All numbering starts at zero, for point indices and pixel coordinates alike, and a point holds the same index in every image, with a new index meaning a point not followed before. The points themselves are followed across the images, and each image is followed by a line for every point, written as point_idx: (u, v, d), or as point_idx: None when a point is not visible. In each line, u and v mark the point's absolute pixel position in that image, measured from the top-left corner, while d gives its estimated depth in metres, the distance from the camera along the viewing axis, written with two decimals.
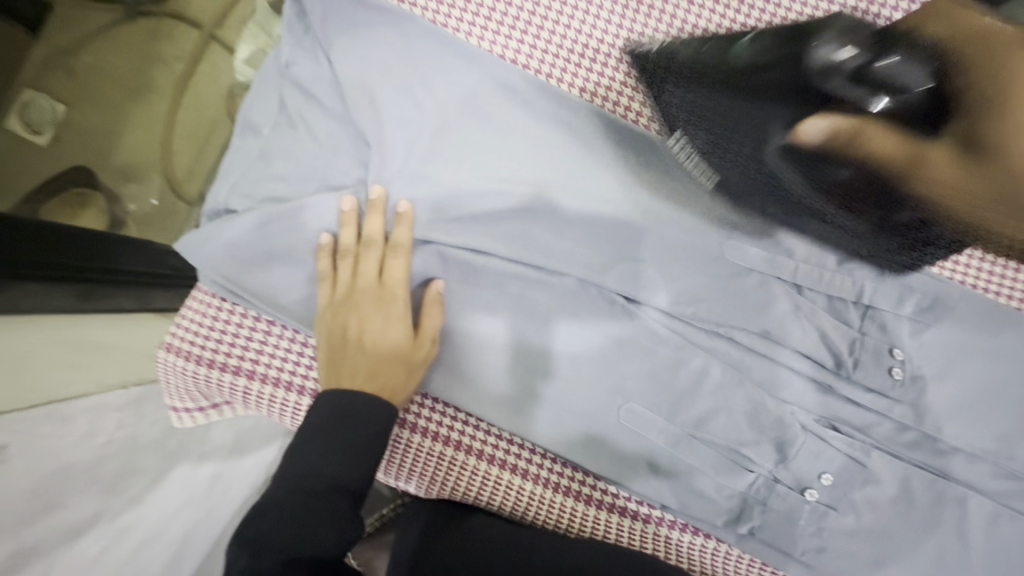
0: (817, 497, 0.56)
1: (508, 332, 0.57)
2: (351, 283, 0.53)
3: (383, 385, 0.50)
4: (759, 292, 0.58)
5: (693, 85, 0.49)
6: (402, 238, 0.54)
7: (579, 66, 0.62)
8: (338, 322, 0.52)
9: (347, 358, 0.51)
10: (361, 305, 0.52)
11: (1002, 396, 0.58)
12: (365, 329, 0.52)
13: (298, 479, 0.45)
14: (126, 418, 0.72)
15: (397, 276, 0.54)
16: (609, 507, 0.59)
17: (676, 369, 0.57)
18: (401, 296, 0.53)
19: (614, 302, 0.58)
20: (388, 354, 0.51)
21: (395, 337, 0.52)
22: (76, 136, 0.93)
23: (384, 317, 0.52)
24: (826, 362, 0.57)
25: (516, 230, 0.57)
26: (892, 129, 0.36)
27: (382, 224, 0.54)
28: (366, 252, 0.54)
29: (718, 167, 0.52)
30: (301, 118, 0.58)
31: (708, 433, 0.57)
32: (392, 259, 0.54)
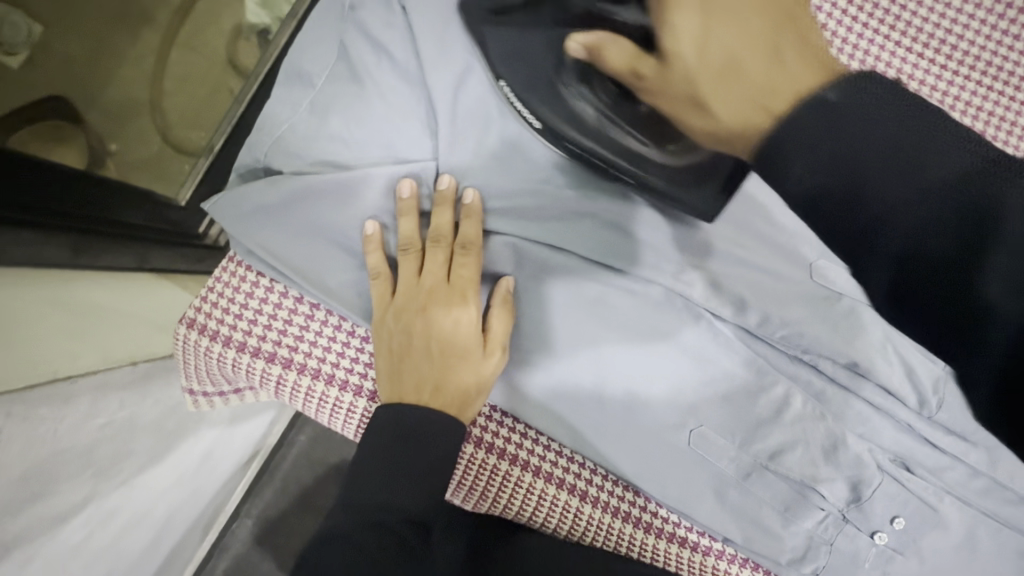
0: (886, 540, 0.53)
1: (584, 340, 0.51)
2: (414, 281, 0.47)
3: (453, 400, 0.44)
4: (849, 320, 0.53)
5: (510, 27, 0.45)
6: (473, 234, 0.48)
7: None
8: (398, 325, 0.46)
9: (410, 368, 0.45)
10: (426, 306, 0.46)
11: None
12: (431, 335, 0.46)
13: (364, 512, 0.40)
14: (130, 398, 0.64)
15: (467, 277, 0.47)
16: (669, 536, 0.54)
17: (756, 396, 0.53)
18: (471, 300, 0.47)
19: (700, 318, 0.53)
20: (457, 365, 0.45)
21: (464, 346, 0.46)
22: (57, 64, 0.82)
23: (452, 322, 0.46)
24: (909, 400, 0.54)
25: (597, 230, 0.51)
26: (630, 42, 0.35)
27: (451, 218, 0.48)
28: (433, 248, 0.47)
29: (533, 104, 0.46)
30: (366, 71, 0.49)
31: (782, 465, 0.53)
32: (461, 256, 0.47)
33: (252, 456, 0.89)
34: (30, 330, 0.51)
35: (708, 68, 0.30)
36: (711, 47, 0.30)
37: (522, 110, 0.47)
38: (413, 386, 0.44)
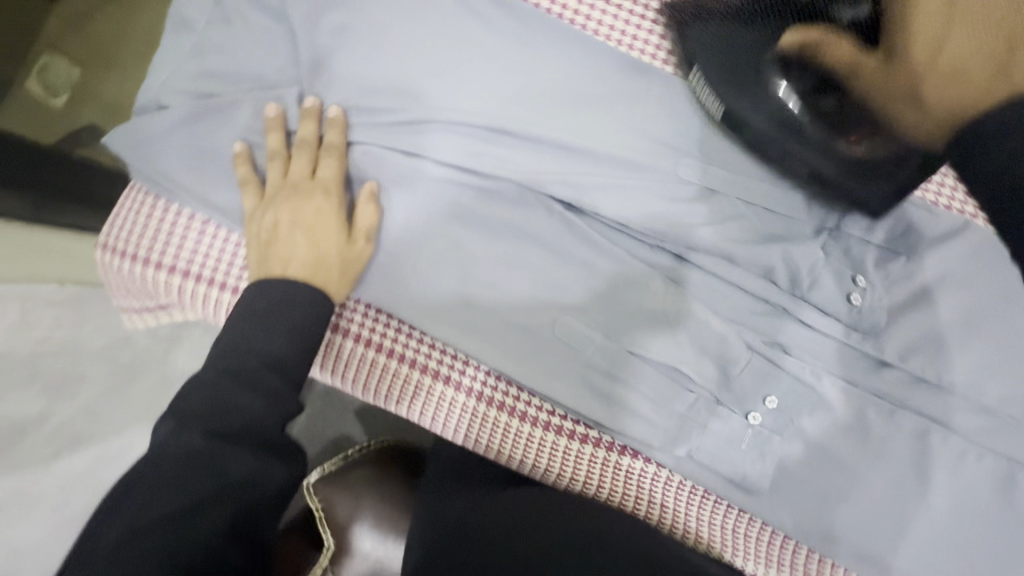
0: (761, 421, 0.53)
1: (444, 237, 0.55)
2: (280, 183, 0.53)
3: (315, 278, 0.51)
4: (713, 207, 0.54)
5: (719, 22, 0.53)
6: (337, 139, 0.53)
7: None
8: (269, 215, 0.52)
9: (276, 251, 0.51)
10: (292, 199, 0.52)
11: (979, 326, 0.54)
12: (298, 222, 0.51)
13: (243, 355, 0.47)
14: (64, 315, 0.77)
15: (330, 175, 0.53)
16: (545, 425, 0.58)
17: (618, 284, 0.55)
18: (334, 194, 0.53)
19: (552, 210, 0.56)
20: (321, 249, 0.51)
21: (328, 232, 0.52)
22: (89, 98, 0.92)
23: (317, 212, 0.52)
24: (779, 281, 0.54)
25: (450, 137, 0.54)
26: (854, 39, 0.45)
27: (315, 129, 0.53)
28: (297, 152, 0.53)
29: (723, 92, 0.52)
30: (236, 13, 0.55)
31: (648, 350, 0.54)
32: (323, 158, 0.53)
33: None
34: None
35: (978, 60, 0.43)
36: (936, 58, 0.43)
37: (705, 97, 0.54)
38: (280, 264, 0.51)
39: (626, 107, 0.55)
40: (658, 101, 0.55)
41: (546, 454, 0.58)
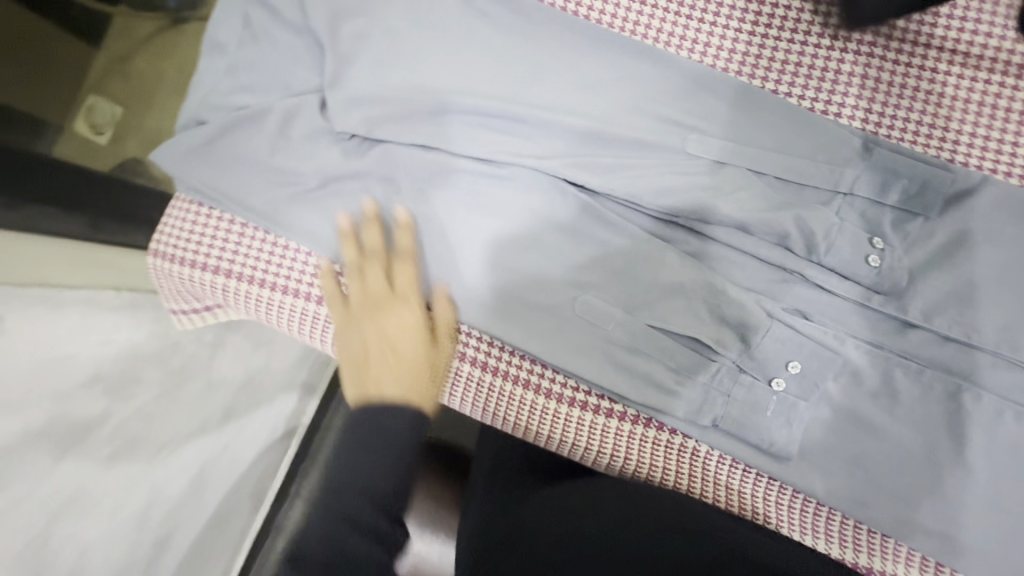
0: (785, 387, 0.54)
1: (464, 225, 0.58)
2: (361, 295, 0.56)
3: (411, 389, 0.52)
4: (723, 179, 0.55)
5: None
6: (407, 243, 0.57)
7: None
8: (356, 336, 0.55)
9: (372, 370, 0.52)
10: (376, 313, 0.55)
11: (1011, 278, 0.52)
12: (387, 337, 0.54)
13: (340, 489, 0.46)
14: (122, 320, 0.79)
15: (405, 282, 0.56)
16: (570, 401, 0.59)
17: (635, 260, 0.56)
18: (415, 303, 0.56)
19: (566, 192, 0.58)
20: (411, 361, 0.53)
21: (415, 342, 0.54)
22: (132, 134, 1.00)
23: (401, 322, 0.54)
24: (795, 247, 0.54)
25: (466, 129, 0.57)
26: None
27: (381, 236, 0.57)
28: (370, 262, 0.56)
29: None
30: (264, 32, 0.60)
31: (668, 322, 0.55)
32: (396, 267, 0.56)
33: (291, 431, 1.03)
34: (33, 252, 0.69)
35: None
36: None
37: None
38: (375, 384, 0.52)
39: (630, 90, 0.57)
40: (660, 83, 0.57)
41: (573, 429, 0.59)
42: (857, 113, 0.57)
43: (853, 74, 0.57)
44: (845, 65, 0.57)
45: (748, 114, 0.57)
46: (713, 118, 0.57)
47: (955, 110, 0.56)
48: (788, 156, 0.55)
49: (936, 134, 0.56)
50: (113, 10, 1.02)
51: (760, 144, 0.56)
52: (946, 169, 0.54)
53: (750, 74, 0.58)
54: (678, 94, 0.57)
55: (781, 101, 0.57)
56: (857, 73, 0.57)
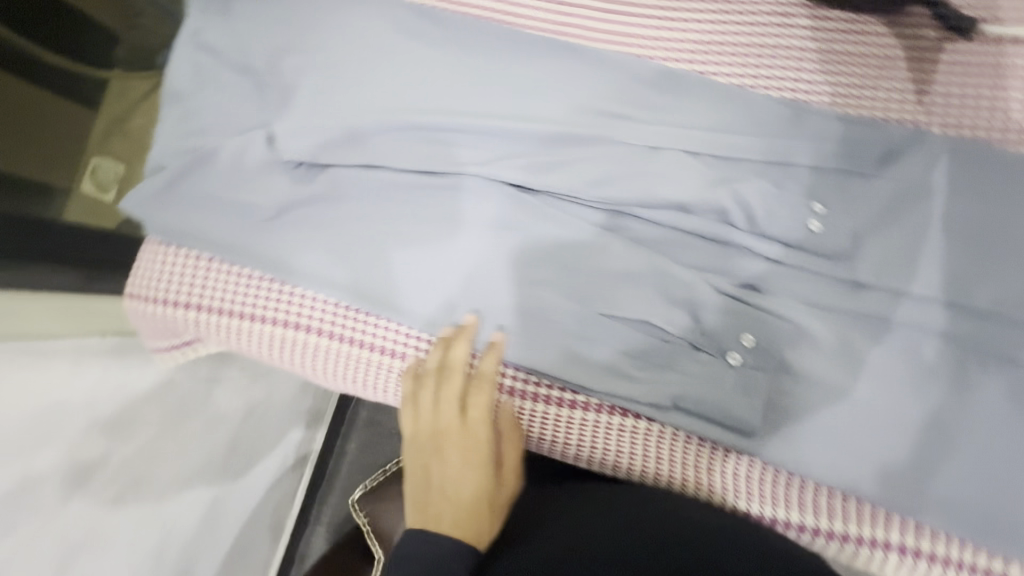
0: (742, 360, 0.54)
1: (413, 236, 0.59)
2: (434, 417, 0.57)
3: (471, 532, 0.56)
4: (660, 164, 0.56)
5: None
6: (487, 374, 0.57)
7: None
8: (426, 460, 0.58)
9: (435, 499, 0.57)
10: (447, 442, 0.57)
11: (953, 229, 0.53)
12: (453, 468, 0.57)
13: None
14: (111, 364, 0.74)
15: (479, 413, 0.57)
16: (533, 397, 0.61)
17: (583, 253, 0.57)
18: (485, 436, 0.57)
19: (509, 194, 0.59)
20: (473, 498, 0.56)
21: (481, 477, 0.57)
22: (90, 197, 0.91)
23: (470, 456, 0.57)
24: (737, 222, 0.55)
25: (409, 145, 0.59)
26: None
27: (466, 354, 0.58)
28: (447, 385, 0.57)
29: None
30: (213, 77, 0.63)
31: (620, 310, 0.56)
32: (474, 396, 0.57)
33: (301, 461, 1.11)
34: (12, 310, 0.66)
35: None
36: None
37: None
38: (437, 514, 0.56)
39: (564, 84, 0.57)
40: (592, 76, 0.58)
41: (539, 424, 0.61)
42: (789, 86, 0.57)
43: (781, 51, 0.58)
44: (772, 43, 0.58)
45: (679, 97, 0.57)
46: (646, 104, 0.57)
47: (877, 74, 0.57)
48: (722, 133, 0.56)
49: (865, 97, 0.57)
50: (111, 74, 0.98)
51: (694, 124, 0.56)
52: (880, 128, 0.54)
53: (681, 57, 0.58)
54: (611, 83, 0.58)
55: (711, 82, 0.57)
56: (784, 49, 0.58)
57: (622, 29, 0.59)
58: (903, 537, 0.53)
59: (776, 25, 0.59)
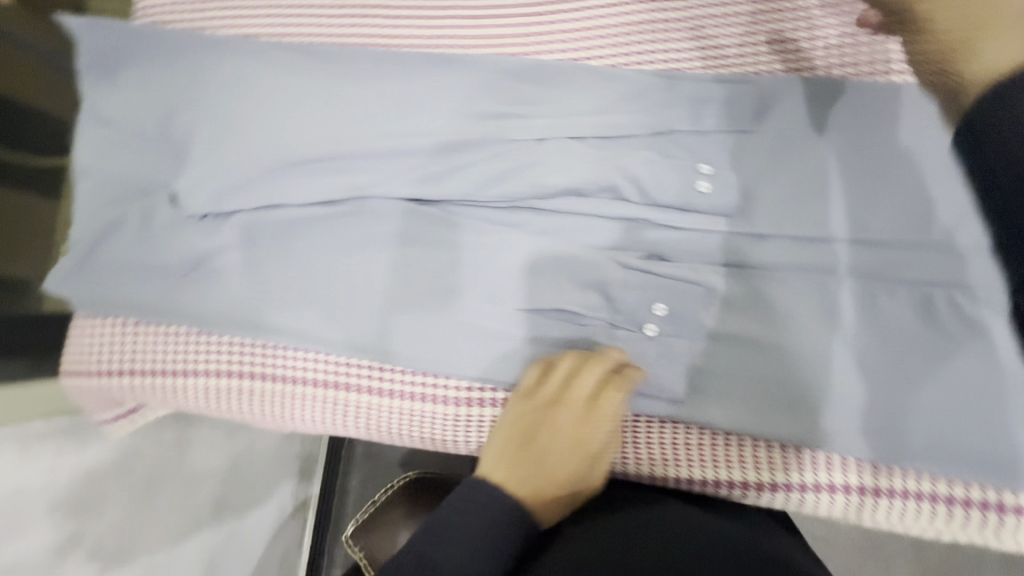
0: (659, 330, 0.55)
1: (325, 265, 0.61)
2: (552, 394, 0.54)
3: (542, 503, 0.53)
4: (548, 154, 0.57)
5: None
6: (630, 378, 0.53)
7: (351, 25, 0.63)
8: (526, 429, 0.55)
9: (522, 461, 0.54)
10: (556, 425, 0.54)
11: (835, 165, 0.54)
12: (552, 443, 0.54)
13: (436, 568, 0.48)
14: (65, 443, 0.75)
15: (605, 412, 0.54)
16: (468, 401, 0.61)
17: (492, 252, 0.58)
18: (598, 434, 0.54)
19: (410, 208, 0.60)
20: (558, 478, 0.54)
21: (568, 465, 0.54)
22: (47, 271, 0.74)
23: (574, 443, 0.54)
24: (631, 196, 0.56)
25: (305, 179, 0.60)
26: None
27: (612, 355, 0.54)
28: (588, 373, 0.53)
29: None
30: (109, 146, 0.63)
31: (535, 302, 0.57)
32: (612, 389, 0.53)
33: (301, 506, 1.07)
34: None
35: None
36: None
37: None
38: (511, 475, 0.53)
39: (444, 95, 0.59)
40: (470, 84, 0.59)
41: (478, 428, 0.61)
42: (661, 57, 0.58)
43: (650, 24, 0.59)
44: (640, 17, 0.59)
45: (557, 87, 0.58)
46: (529, 100, 0.59)
47: (749, 28, 0.58)
48: (603, 115, 0.57)
49: (736, 54, 0.58)
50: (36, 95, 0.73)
51: (576, 111, 0.58)
52: (748, 82, 0.56)
53: (552, 49, 0.60)
54: (490, 87, 0.59)
55: (587, 68, 0.59)
56: (654, 21, 0.59)
57: (496, 33, 0.61)
58: (854, 478, 0.54)
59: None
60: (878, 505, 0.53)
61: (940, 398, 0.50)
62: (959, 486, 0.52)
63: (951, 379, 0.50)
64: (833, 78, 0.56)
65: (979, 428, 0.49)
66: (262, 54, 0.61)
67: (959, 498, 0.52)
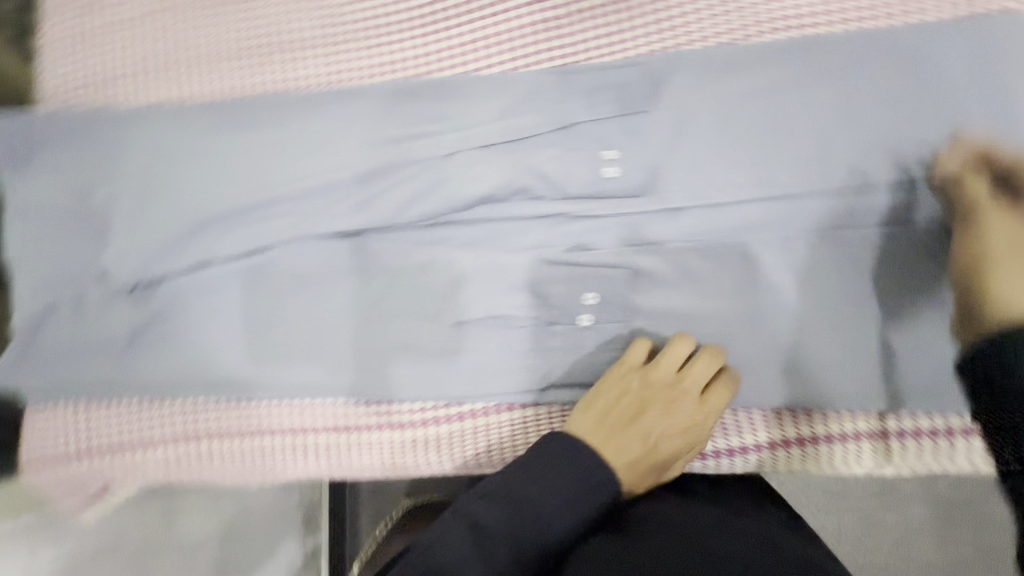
0: (593, 318, 0.56)
1: (263, 312, 0.61)
2: (660, 378, 0.54)
3: (633, 480, 0.53)
4: (461, 167, 0.58)
5: None
6: (727, 378, 0.54)
7: (247, 74, 0.62)
8: (631, 407, 0.54)
9: (625, 436, 0.53)
10: (666, 407, 0.54)
11: (735, 129, 0.55)
12: (656, 427, 0.53)
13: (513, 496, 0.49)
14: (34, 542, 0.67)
15: (714, 406, 0.54)
16: (424, 421, 0.60)
17: (423, 271, 0.59)
18: (705, 427, 0.54)
19: (337, 243, 0.61)
20: (660, 460, 0.53)
21: (669, 451, 0.53)
22: None
23: (677, 431, 0.54)
24: (545, 194, 0.57)
25: (230, 233, 0.60)
26: None
27: (720, 352, 0.54)
28: (697, 364, 0.54)
29: None
30: (24, 234, 0.62)
31: (472, 313, 0.58)
32: (723, 385, 0.54)
33: None
34: None
35: None
36: None
37: None
38: (616, 452, 0.52)
39: (344, 126, 0.59)
40: (373, 111, 0.59)
41: (432, 446, 0.60)
42: (551, 55, 0.57)
43: (538, 25, 0.58)
44: (527, 20, 0.58)
45: (458, 100, 0.58)
46: (432, 116, 0.58)
47: (630, 7, 0.56)
48: (506, 119, 0.57)
49: (628, 40, 0.57)
50: None
51: (479, 120, 0.58)
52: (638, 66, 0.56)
53: (439, 66, 0.60)
54: (392, 111, 0.59)
55: (483, 77, 0.58)
56: (541, 22, 0.58)
57: (393, 59, 0.61)
58: (814, 428, 0.57)
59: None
60: (845, 447, 0.57)
61: (848, 332, 0.55)
62: (906, 419, 0.56)
63: (862, 314, 0.55)
64: (719, 45, 0.56)
65: (880, 355, 0.55)
66: (166, 118, 0.61)
67: (896, 431, 0.56)
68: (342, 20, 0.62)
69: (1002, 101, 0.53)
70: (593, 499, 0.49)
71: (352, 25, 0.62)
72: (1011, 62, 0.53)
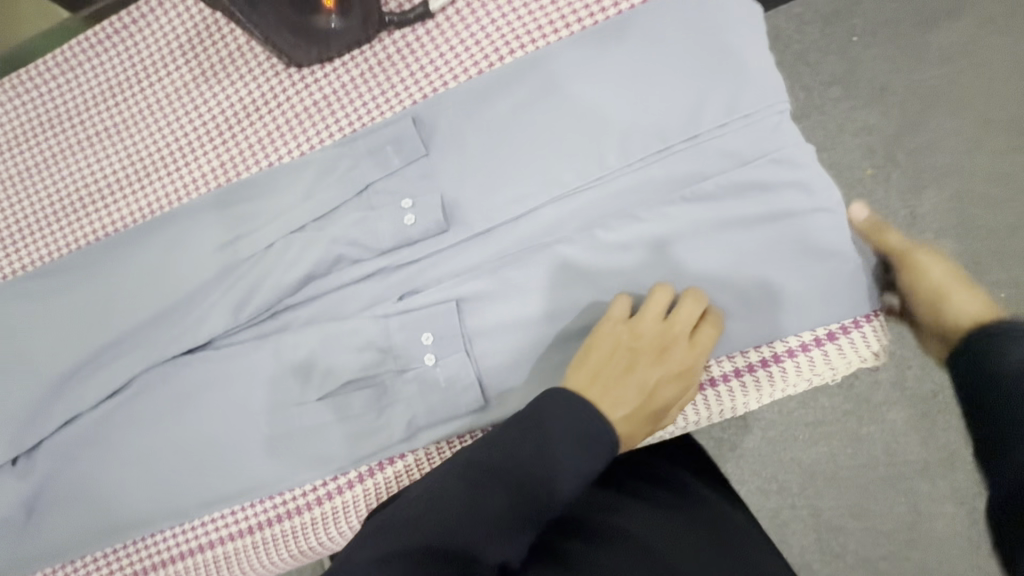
0: (437, 356, 0.59)
1: (134, 448, 0.62)
2: (648, 329, 0.54)
3: (632, 433, 0.53)
4: (278, 257, 0.60)
5: None
6: (714, 318, 0.55)
7: (77, 229, 0.65)
8: (627, 361, 0.54)
9: (621, 392, 0.53)
10: (660, 355, 0.54)
11: (509, 146, 0.59)
12: (651, 378, 0.54)
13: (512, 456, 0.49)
14: None
15: (703, 347, 0.55)
16: (317, 500, 0.62)
17: (274, 360, 0.61)
18: (699, 369, 0.55)
19: (188, 361, 0.62)
20: (654, 410, 0.54)
21: (664, 400, 0.54)
22: None
23: (671, 379, 0.54)
24: (363, 256, 0.61)
25: (88, 384, 0.62)
26: None
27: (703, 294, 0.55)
28: (681, 311, 0.54)
29: None
30: None
31: (330, 386, 0.60)
32: (709, 326, 0.55)
33: None
34: None
35: None
36: None
37: None
38: (614, 405, 0.52)
39: (162, 250, 0.61)
40: (183, 231, 0.61)
41: (331, 518, 0.62)
42: (339, 128, 0.62)
43: (318, 105, 0.62)
44: (307, 104, 0.63)
45: (260, 197, 0.61)
46: (240, 219, 0.61)
47: (389, 67, 0.62)
48: (306, 200, 0.60)
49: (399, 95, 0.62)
50: None
51: (283, 210, 0.61)
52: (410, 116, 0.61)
53: (240, 164, 0.63)
54: (201, 225, 0.61)
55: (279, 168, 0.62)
56: (320, 102, 0.62)
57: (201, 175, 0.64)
58: None
59: (291, 84, 0.63)
60: (732, 389, 0.60)
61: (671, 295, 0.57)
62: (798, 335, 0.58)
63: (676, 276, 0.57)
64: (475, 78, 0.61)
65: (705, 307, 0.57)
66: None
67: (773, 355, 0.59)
68: (146, 154, 0.64)
69: (729, 50, 0.57)
70: (592, 449, 0.50)
71: (155, 155, 0.64)
72: (724, 16, 0.57)
